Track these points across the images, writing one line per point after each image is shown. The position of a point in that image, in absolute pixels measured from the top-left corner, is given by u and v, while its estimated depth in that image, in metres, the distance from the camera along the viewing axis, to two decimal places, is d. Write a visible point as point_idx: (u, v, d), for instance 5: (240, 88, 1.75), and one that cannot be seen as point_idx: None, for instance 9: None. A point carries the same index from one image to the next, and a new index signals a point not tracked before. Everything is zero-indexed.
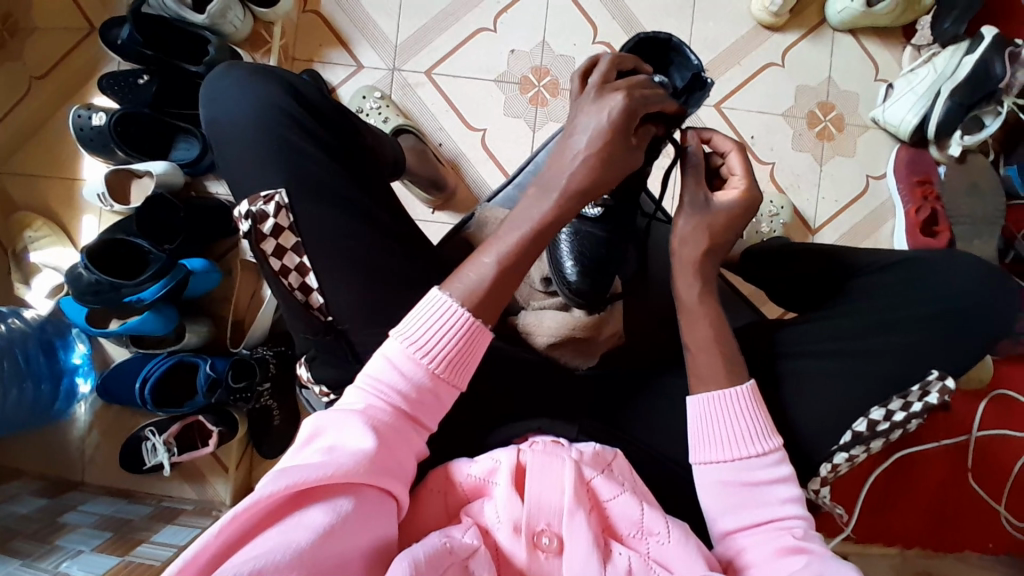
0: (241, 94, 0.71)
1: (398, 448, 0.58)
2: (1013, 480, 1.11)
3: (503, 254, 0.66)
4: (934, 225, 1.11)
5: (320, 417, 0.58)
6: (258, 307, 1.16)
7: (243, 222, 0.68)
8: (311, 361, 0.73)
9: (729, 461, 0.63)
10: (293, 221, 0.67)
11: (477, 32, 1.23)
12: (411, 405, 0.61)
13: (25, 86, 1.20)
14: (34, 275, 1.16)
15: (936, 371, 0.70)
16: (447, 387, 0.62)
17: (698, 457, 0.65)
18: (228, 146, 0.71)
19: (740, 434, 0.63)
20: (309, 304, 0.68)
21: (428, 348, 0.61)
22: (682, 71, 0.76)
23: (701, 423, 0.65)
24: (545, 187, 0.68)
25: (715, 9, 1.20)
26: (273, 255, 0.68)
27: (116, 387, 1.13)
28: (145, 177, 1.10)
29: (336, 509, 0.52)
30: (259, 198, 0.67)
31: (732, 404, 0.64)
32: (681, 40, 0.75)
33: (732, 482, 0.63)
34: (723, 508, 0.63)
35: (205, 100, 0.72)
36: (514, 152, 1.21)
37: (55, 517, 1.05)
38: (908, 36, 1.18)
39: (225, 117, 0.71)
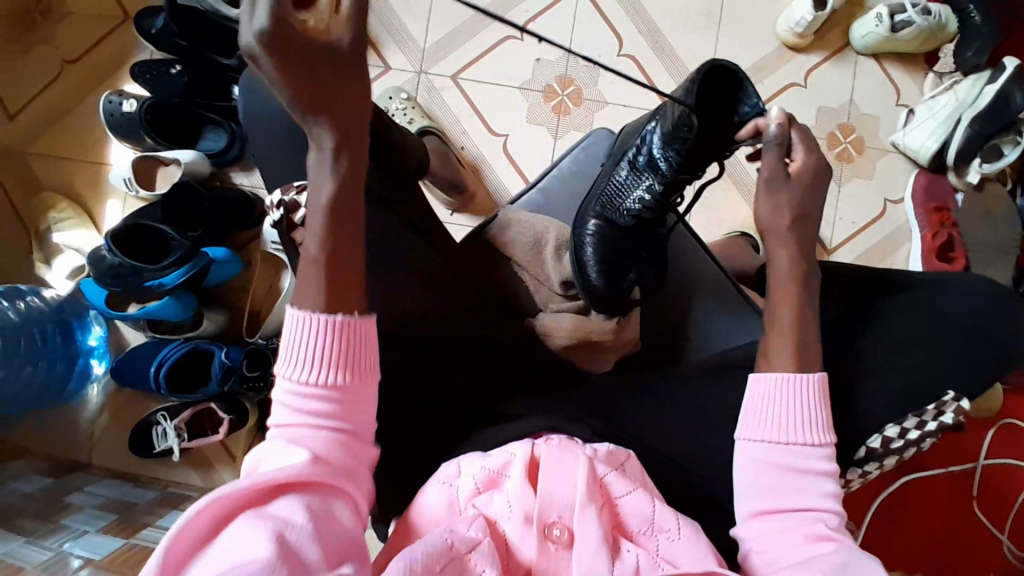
0: (280, 87, 0.73)
1: (332, 456, 0.58)
2: (1018, 512, 1.10)
3: (338, 239, 0.62)
4: (950, 250, 1.12)
5: (262, 444, 0.59)
6: (276, 298, 1.16)
7: (275, 211, 0.70)
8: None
9: (780, 442, 0.64)
10: None
11: (504, 39, 1.25)
12: (330, 418, 0.59)
13: (56, 67, 1.23)
14: (55, 256, 1.17)
15: (952, 391, 0.71)
16: (355, 385, 0.60)
17: (746, 433, 0.66)
18: (264, 132, 0.73)
19: (798, 417, 0.64)
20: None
21: (311, 362, 0.59)
22: (747, 101, 0.73)
23: (761, 400, 0.66)
24: (342, 149, 0.61)
25: (740, 27, 1.21)
26: (302, 244, 0.69)
27: (128, 371, 1.13)
28: (171, 165, 1.13)
29: (289, 515, 0.53)
30: (293, 188, 0.70)
31: (801, 390, 0.65)
32: (746, 74, 0.72)
33: (777, 464, 0.63)
34: (756, 489, 0.64)
35: (240, 92, 0.75)
36: (534, 159, 1.23)
37: (61, 497, 1.05)
38: (931, 63, 1.19)
39: (260, 107, 0.72)
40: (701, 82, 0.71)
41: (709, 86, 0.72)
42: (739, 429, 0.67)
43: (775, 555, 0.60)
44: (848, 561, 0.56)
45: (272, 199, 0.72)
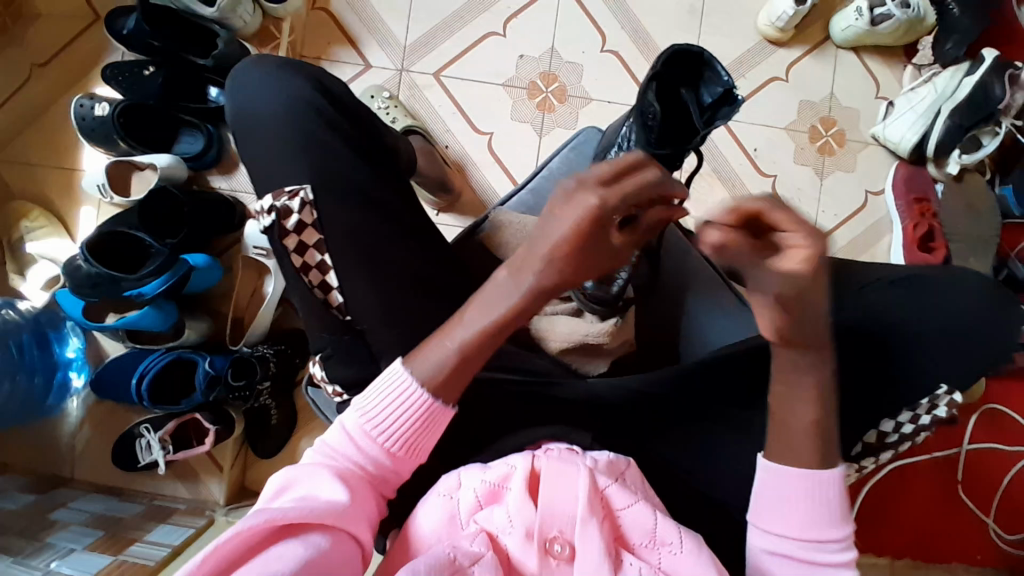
0: (271, 87, 0.72)
1: (363, 504, 0.57)
2: (1001, 494, 1.12)
3: (460, 345, 0.58)
4: (931, 241, 1.12)
5: (287, 470, 0.58)
6: (259, 306, 1.14)
7: (267, 216, 0.68)
8: (323, 360, 0.68)
9: (798, 537, 0.59)
10: (317, 218, 0.68)
11: (487, 36, 1.23)
12: (373, 474, 0.59)
13: (25, 73, 1.18)
14: (29, 267, 1.13)
15: (944, 386, 0.73)
16: (406, 461, 0.60)
17: (761, 523, 0.61)
18: (255, 131, 0.72)
19: (815, 513, 0.59)
20: (328, 302, 0.68)
21: (386, 426, 0.59)
22: (710, 87, 0.77)
23: (772, 493, 0.60)
24: (520, 269, 0.56)
25: (722, 22, 1.21)
26: (294, 251, 0.68)
27: (110, 384, 1.10)
28: (147, 170, 1.10)
29: (312, 544, 0.51)
30: (285, 194, 0.69)
31: (821, 486, 0.59)
32: (713, 56, 0.76)
33: (794, 556, 0.59)
34: (772, 570, 0.60)
35: (229, 95, 0.74)
36: (520, 156, 1.22)
37: (45, 514, 1.02)
38: (909, 56, 1.20)
39: (257, 108, 0.72)
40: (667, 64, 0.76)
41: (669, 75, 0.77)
42: (752, 515, 0.62)
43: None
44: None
45: (261, 202, 0.70)
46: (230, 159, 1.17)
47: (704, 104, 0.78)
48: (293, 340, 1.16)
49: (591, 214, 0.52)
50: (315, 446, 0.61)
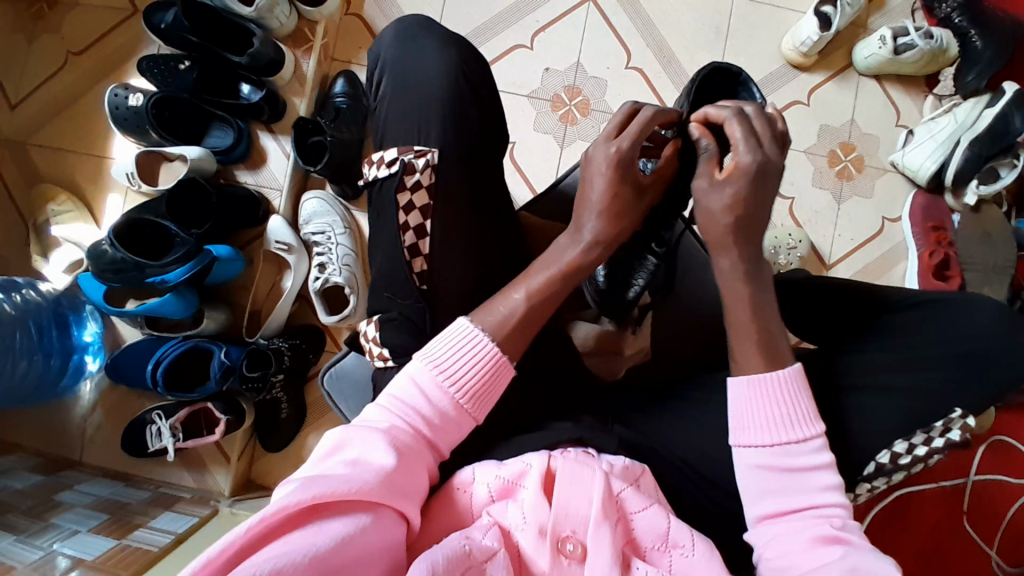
0: (427, 44, 0.72)
1: (417, 470, 0.58)
2: (1006, 527, 1.11)
3: (533, 290, 0.65)
4: (945, 270, 1.13)
5: (343, 429, 0.59)
6: (277, 299, 1.16)
7: (391, 165, 0.68)
8: (383, 322, 0.68)
9: (771, 445, 0.63)
10: (434, 182, 0.68)
11: (514, 48, 1.26)
12: (431, 431, 0.61)
13: (60, 58, 1.22)
14: (53, 249, 1.15)
15: (959, 409, 0.73)
16: (467, 418, 0.62)
17: (739, 440, 0.64)
18: (400, 78, 0.72)
19: (784, 417, 0.62)
20: (411, 267, 0.68)
21: (454, 377, 0.62)
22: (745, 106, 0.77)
23: (745, 406, 0.64)
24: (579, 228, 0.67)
25: (746, 46, 1.23)
26: (402, 207, 0.68)
27: (127, 370, 1.11)
28: (176, 161, 1.12)
29: (355, 522, 0.52)
30: (412, 151, 0.68)
31: (777, 388, 0.63)
32: (749, 77, 0.77)
33: (772, 466, 0.62)
34: (762, 492, 0.63)
35: (394, 39, 0.73)
36: (541, 167, 1.23)
37: (52, 495, 1.03)
38: (931, 85, 1.22)
39: (411, 59, 0.72)
40: (700, 83, 0.76)
41: (704, 92, 0.77)
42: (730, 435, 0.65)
43: (787, 559, 0.58)
44: (856, 564, 0.55)
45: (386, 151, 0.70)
46: (258, 155, 1.19)
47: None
48: (308, 336, 1.17)
49: (614, 160, 0.65)
50: (380, 399, 0.62)
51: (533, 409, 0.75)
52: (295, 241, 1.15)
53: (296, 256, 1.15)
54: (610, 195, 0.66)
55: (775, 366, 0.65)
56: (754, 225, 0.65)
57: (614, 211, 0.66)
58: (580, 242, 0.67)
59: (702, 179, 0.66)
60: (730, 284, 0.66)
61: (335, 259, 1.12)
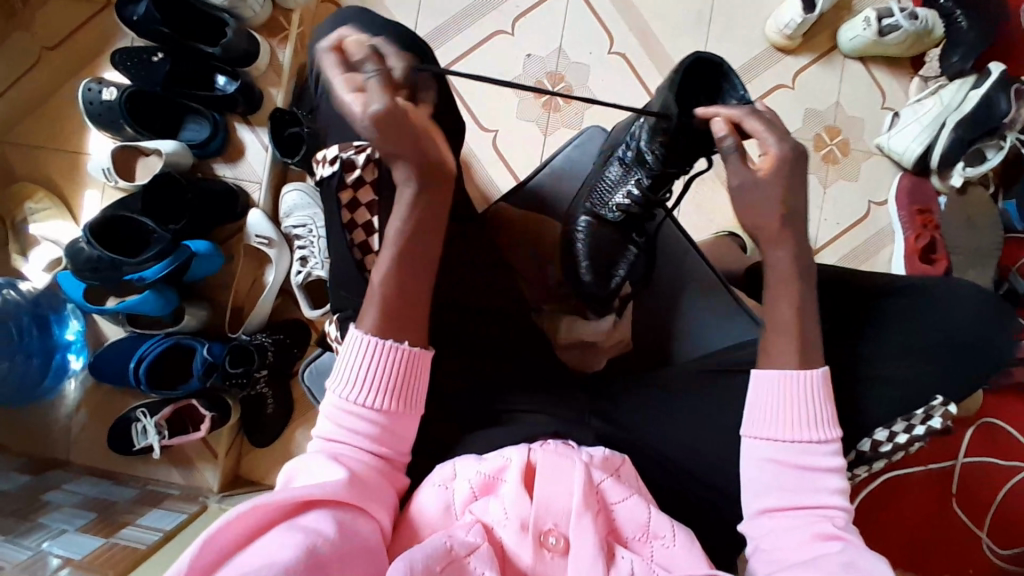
0: (359, 34, 0.71)
1: (363, 477, 0.60)
2: (995, 509, 1.11)
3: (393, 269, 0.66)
4: (932, 253, 1.13)
5: (287, 469, 0.61)
6: (259, 294, 1.15)
7: (332, 166, 0.72)
8: (342, 319, 0.73)
9: (790, 441, 0.63)
10: (376, 178, 0.71)
11: (494, 34, 1.24)
12: (368, 440, 0.62)
13: (35, 55, 1.19)
14: (32, 248, 1.14)
15: (940, 398, 0.73)
16: (398, 414, 0.64)
17: (756, 433, 0.65)
18: (332, 76, 0.71)
19: (810, 415, 0.63)
20: (363, 264, 0.71)
21: (366, 386, 0.63)
22: (725, 99, 0.73)
23: (770, 400, 0.65)
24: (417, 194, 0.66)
25: (730, 29, 1.22)
26: (348, 206, 0.72)
27: (110, 368, 1.11)
28: (152, 155, 1.10)
29: (307, 526, 0.52)
30: (352, 147, 0.71)
31: (804, 386, 0.64)
32: (731, 67, 0.72)
33: (787, 462, 0.63)
34: (769, 487, 0.63)
35: (324, 31, 0.72)
36: (524, 156, 1.22)
37: (38, 495, 1.02)
38: (916, 67, 1.20)
39: (337, 54, 0.71)
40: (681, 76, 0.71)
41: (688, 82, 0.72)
42: (744, 428, 0.66)
43: (783, 552, 0.60)
44: (853, 560, 0.56)
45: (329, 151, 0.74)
46: (235, 147, 1.17)
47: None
48: (293, 330, 1.17)
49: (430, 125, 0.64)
50: (317, 435, 0.64)
51: (514, 403, 0.74)
52: (275, 234, 1.13)
53: (275, 250, 1.13)
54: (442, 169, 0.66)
55: None
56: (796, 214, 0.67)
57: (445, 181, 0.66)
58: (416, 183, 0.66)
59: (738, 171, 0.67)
60: (783, 278, 0.67)
61: (316, 253, 1.11)
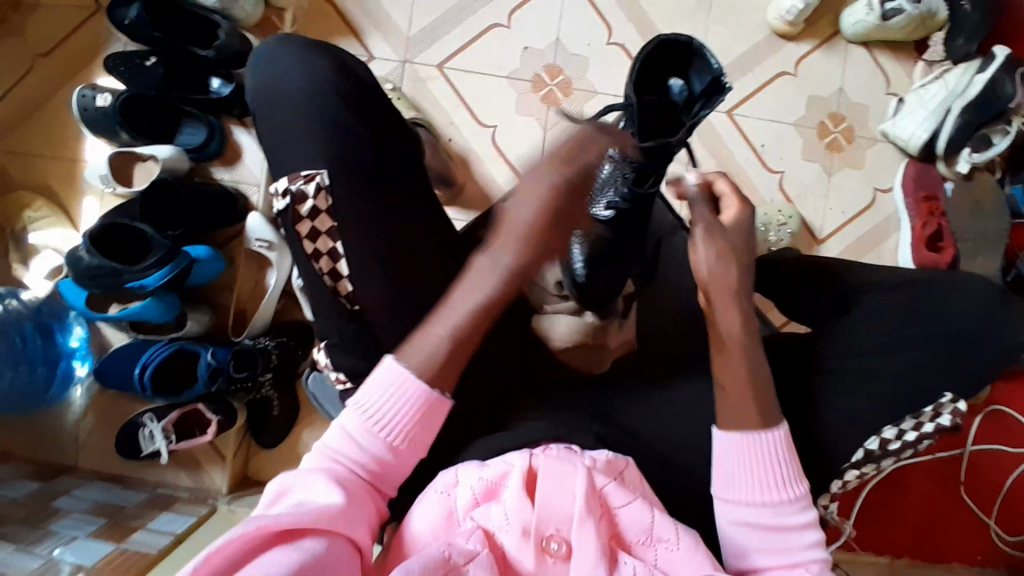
0: (295, 63, 0.70)
1: (362, 504, 0.59)
2: (1005, 494, 1.11)
3: (455, 324, 0.64)
4: (939, 241, 1.12)
5: (283, 477, 0.59)
6: (262, 296, 1.16)
7: (283, 199, 0.68)
8: (330, 347, 0.72)
9: (757, 503, 0.62)
10: (330, 205, 0.68)
11: (491, 27, 1.22)
12: (371, 469, 0.62)
13: (27, 62, 1.17)
14: (33, 257, 1.14)
15: (948, 394, 0.72)
16: (406, 455, 0.63)
17: (724, 496, 0.63)
18: (275, 107, 0.70)
19: (776, 475, 0.62)
20: (337, 291, 0.69)
21: (384, 421, 0.62)
22: (701, 74, 0.76)
23: (732, 463, 0.63)
24: (496, 252, 0.66)
25: (730, 16, 1.19)
26: (307, 237, 0.68)
27: (114, 374, 1.10)
28: (150, 160, 1.10)
29: (305, 551, 0.52)
30: (300, 177, 0.68)
31: (768, 447, 0.62)
32: (701, 44, 0.75)
33: (757, 525, 0.62)
34: (744, 546, 0.63)
35: (256, 65, 0.72)
36: (523, 151, 1.21)
37: (48, 502, 1.03)
38: (921, 52, 1.18)
39: (278, 86, 0.70)
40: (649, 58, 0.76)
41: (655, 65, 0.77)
42: (715, 490, 0.64)
43: None
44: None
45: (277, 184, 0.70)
46: (232, 150, 1.17)
47: (695, 93, 0.77)
48: (297, 332, 1.17)
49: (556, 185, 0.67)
50: (318, 448, 0.63)
51: (516, 409, 0.74)
52: (275, 237, 1.13)
53: (277, 253, 1.13)
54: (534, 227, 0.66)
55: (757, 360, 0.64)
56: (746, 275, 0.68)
57: (537, 237, 0.66)
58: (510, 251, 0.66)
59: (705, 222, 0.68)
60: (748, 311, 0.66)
61: None
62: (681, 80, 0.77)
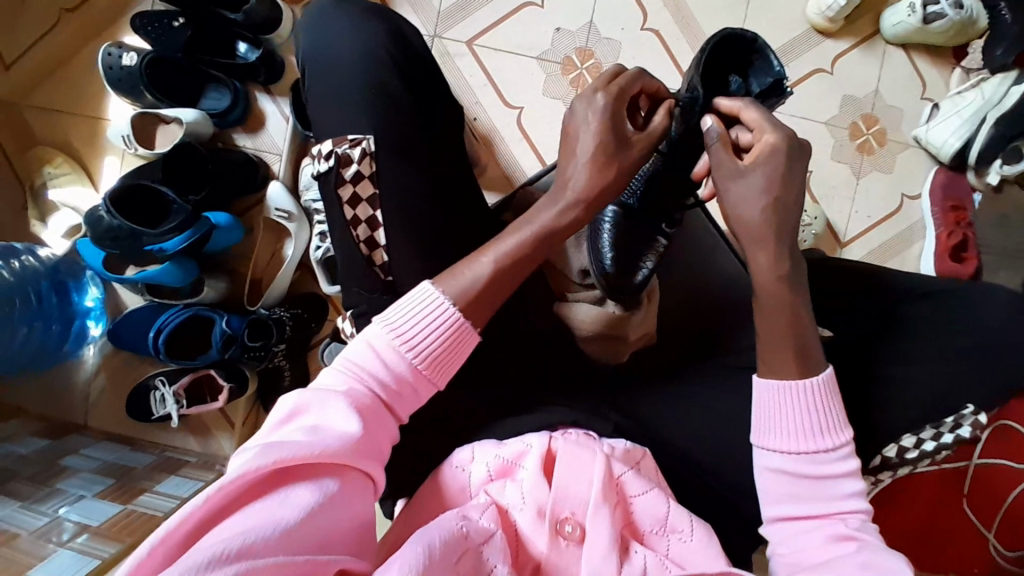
0: (348, 27, 0.71)
1: (378, 431, 0.59)
2: (1006, 509, 1.00)
3: (500, 255, 0.64)
4: (963, 251, 1.10)
5: (300, 393, 0.59)
6: (278, 267, 1.15)
7: (326, 160, 0.67)
8: (357, 316, 0.70)
9: (795, 452, 0.62)
10: (375, 171, 0.68)
11: (523, 6, 1.20)
12: (389, 395, 0.61)
13: (54, 15, 1.15)
14: (51, 214, 1.13)
15: (970, 405, 0.71)
16: (426, 384, 0.62)
17: (761, 441, 0.64)
18: (323, 72, 0.71)
19: (811, 426, 0.62)
20: (371, 260, 0.68)
21: (411, 343, 0.61)
22: (760, 75, 0.75)
23: (769, 410, 0.64)
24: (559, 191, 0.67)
25: (769, 9, 1.17)
26: (348, 202, 0.68)
27: (128, 335, 1.11)
28: (173, 123, 1.08)
29: (322, 489, 0.53)
30: (346, 140, 0.68)
31: (809, 398, 0.63)
32: (766, 42, 0.73)
33: (793, 473, 0.62)
34: (784, 495, 0.63)
35: (308, 28, 0.72)
36: (550, 134, 1.19)
37: (57, 460, 1.04)
38: (959, 58, 1.16)
39: (332, 52, 0.71)
40: (708, 56, 0.73)
41: (716, 59, 0.74)
42: (754, 436, 0.65)
43: (800, 555, 0.59)
44: (870, 560, 0.55)
45: (320, 146, 0.69)
46: (255, 117, 1.15)
47: (751, 92, 0.76)
48: (310, 304, 1.16)
49: (603, 115, 0.66)
50: (339, 361, 0.62)
51: (536, 396, 0.74)
52: (295, 208, 1.12)
53: (296, 224, 1.12)
54: (597, 149, 0.66)
55: (784, 371, 0.63)
56: (784, 215, 0.63)
57: (602, 164, 0.66)
58: (566, 201, 0.66)
59: (726, 170, 0.65)
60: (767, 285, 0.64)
61: None
62: (740, 77, 0.76)
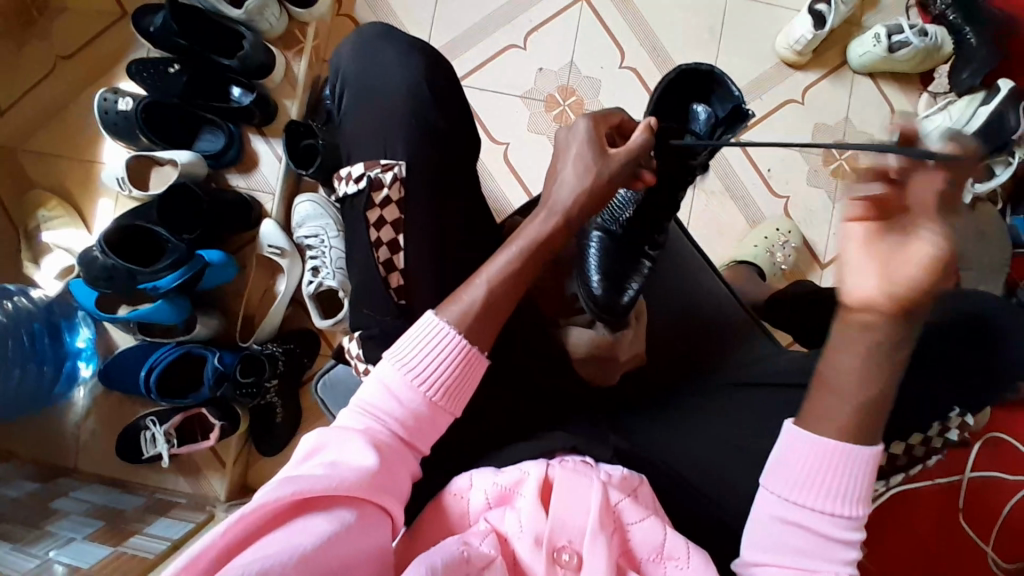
0: (391, 55, 0.76)
1: (396, 467, 0.60)
2: (1003, 522, 1.07)
3: (495, 278, 0.66)
4: None
5: (320, 433, 0.60)
6: (270, 304, 1.17)
7: (359, 182, 0.72)
8: (365, 338, 0.73)
9: (806, 505, 0.60)
10: (403, 196, 0.71)
11: (507, 48, 1.25)
12: (408, 431, 0.62)
13: (50, 64, 1.20)
14: (44, 255, 1.15)
15: (958, 409, 0.73)
16: (444, 414, 0.63)
17: (771, 487, 0.63)
18: (362, 87, 0.75)
19: (834, 482, 0.60)
20: (387, 282, 0.71)
21: (424, 375, 0.62)
22: (724, 102, 0.77)
23: (790, 457, 0.62)
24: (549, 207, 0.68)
25: (740, 44, 1.23)
26: (373, 224, 0.71)
27: (119, 376, 1.10)
28: (167, 165, 1.10)
29: (339, 520, 0.53)
30: (379, 165, 0.72)
31: (834, 453, 0.60)
32: (724, 72, 0.76)
33: (796, 523, 0.61)
34: (776, 542, 0.61)
35: (352, 53, 0.77)
36: (535, 168, 1.23)
37: (46, 502, 1.02)
38: (926, 83, 1.22)
39: (379, 80, 0.75)
40: (667, 88, 0.78)
41: (678, 92, 0.79)
42: (764, 478, 0.64)
43: None
44: None
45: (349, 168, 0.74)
46: (249, 157, 1.18)
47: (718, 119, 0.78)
48: (301, 339, 1.18)
49: (587, 136, 0.68)
50: (354, 403, 0.63)
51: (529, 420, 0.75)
52: (288, 245, 1.15)
53: (288, 260, 1.16)
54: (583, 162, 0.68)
55: None
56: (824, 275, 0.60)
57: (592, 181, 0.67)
58: (549, 211, 0.68)
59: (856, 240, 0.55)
60: None
61: (327, 263, 1.11)
62: (705, 105, 0.79)
